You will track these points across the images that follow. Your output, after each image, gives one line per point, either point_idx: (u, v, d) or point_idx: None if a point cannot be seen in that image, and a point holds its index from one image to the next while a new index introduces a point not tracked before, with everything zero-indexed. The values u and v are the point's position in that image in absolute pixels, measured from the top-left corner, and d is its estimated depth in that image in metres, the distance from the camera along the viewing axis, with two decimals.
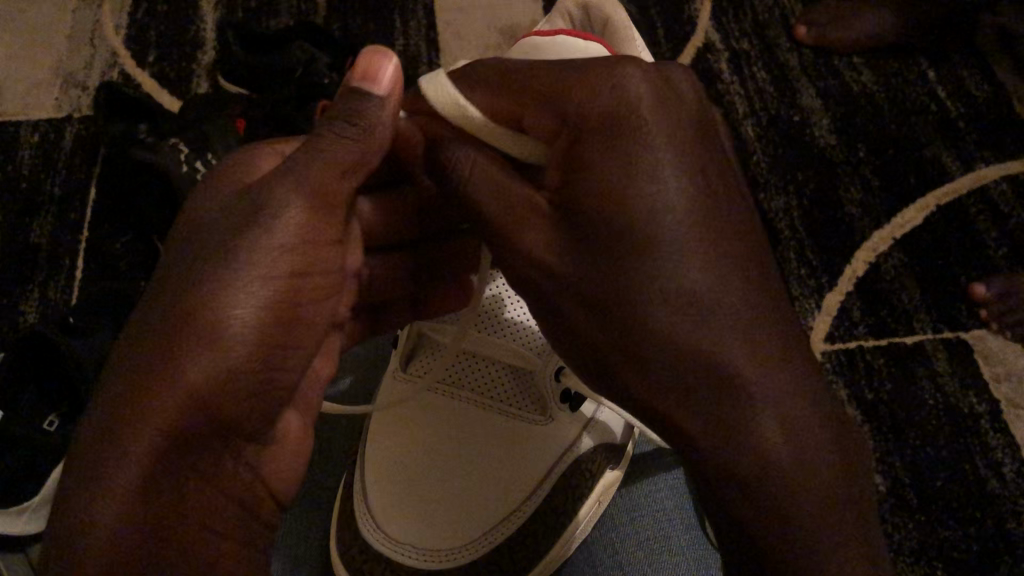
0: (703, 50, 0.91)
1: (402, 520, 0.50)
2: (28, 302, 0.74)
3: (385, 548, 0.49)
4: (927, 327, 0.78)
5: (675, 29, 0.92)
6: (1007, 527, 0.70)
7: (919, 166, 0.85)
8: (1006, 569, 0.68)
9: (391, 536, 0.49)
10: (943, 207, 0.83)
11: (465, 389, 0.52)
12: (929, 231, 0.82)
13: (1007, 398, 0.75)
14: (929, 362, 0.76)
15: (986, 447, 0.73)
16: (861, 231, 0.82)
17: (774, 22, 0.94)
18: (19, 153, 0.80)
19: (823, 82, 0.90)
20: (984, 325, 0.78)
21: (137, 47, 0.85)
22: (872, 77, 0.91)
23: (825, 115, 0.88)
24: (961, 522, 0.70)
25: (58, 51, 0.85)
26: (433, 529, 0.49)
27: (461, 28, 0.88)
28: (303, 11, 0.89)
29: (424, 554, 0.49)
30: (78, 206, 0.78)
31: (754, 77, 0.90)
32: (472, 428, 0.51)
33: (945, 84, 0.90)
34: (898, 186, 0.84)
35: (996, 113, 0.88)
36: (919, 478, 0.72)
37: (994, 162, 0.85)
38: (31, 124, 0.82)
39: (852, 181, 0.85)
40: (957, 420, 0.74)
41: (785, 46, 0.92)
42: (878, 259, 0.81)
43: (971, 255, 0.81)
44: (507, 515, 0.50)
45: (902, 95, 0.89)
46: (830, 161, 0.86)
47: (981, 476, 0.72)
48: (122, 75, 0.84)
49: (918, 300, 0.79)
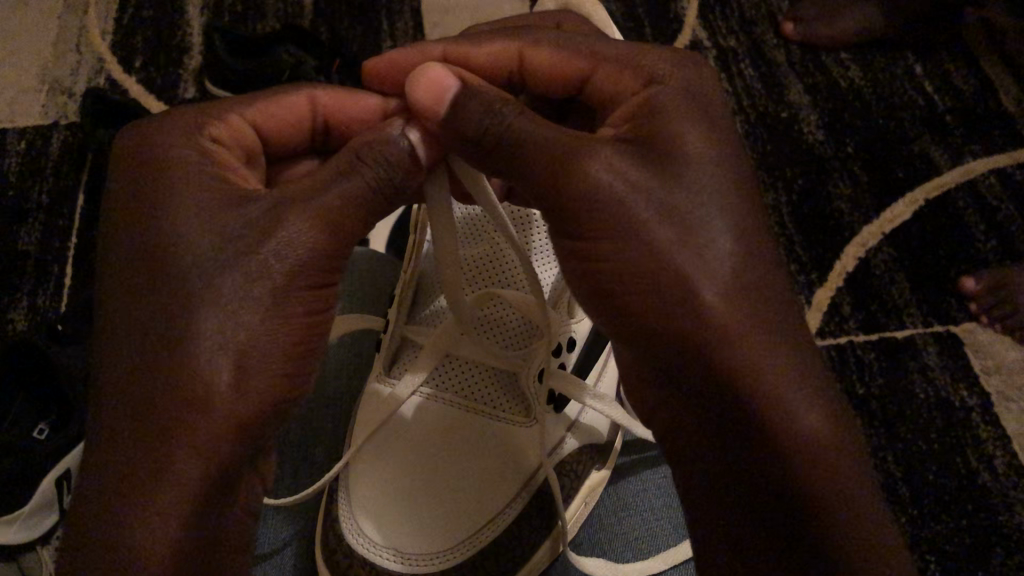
0: (690, 48, 0.91)
1: (394, 525, 0.48)
2: (17, 310, 0.74)
3: (376, 556, 0.47)
4: (918, 321, 0.78)
5: (662, 26, 0.92)
6: (1000, 521, 0.70)
7: (907, 159, 0.85)
8: (998, 562, 0.68)
9: (382, 544, 0.48)
10: (931, 201, 0.83)
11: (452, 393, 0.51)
12: (918, 225, 0.82)
13: (997, 391, 0.75)
14: (919, 356, 0.76)
15: (977, 440, 0.73)
16: (851, 226, 0.82)
17: (760, 18, 0.94)
18: (5, 160, 0.80)
19: (810, 78, 0.90)
20: (974, 318, 0.78)
21: (124, 53, 0.85)
22: (859, 73, 0.91)
23: (813, 111, 0.88)
24: (952, 515, 0.70)
25: (44, 59, 0.85)
26: (426, 534, 0.48)
27: (447, 30, 0.88)
28: (289, 14, 0.89)
29: (416, 557, 0.47)
30: (66, 214, 0.78)
31: (742, 75, 0.90)
32: (455, 432, 0.50)
33: (932, 78, 0.90)
34: (887, 180, 0.84)
35: (983, 107, 0.88)
36: (909, 471, 0.72)
37: (982, 156, 0.85)
38: (17, 132, 0.81)
39: (840, 175, 0.85)
40: (947, 412, 0.74)
41: (772, 43, 0.92)
42: (867, 254, 0.81)
43: (961, 249, 0.82)
44: (499, 512, 0.49)
45: (889, 90, 0.90)
46: (818, 157, 0.86)
47: (972, 469, 0.72)
48: (109, 81, 0.83)
49: (908, 294, 0.79)
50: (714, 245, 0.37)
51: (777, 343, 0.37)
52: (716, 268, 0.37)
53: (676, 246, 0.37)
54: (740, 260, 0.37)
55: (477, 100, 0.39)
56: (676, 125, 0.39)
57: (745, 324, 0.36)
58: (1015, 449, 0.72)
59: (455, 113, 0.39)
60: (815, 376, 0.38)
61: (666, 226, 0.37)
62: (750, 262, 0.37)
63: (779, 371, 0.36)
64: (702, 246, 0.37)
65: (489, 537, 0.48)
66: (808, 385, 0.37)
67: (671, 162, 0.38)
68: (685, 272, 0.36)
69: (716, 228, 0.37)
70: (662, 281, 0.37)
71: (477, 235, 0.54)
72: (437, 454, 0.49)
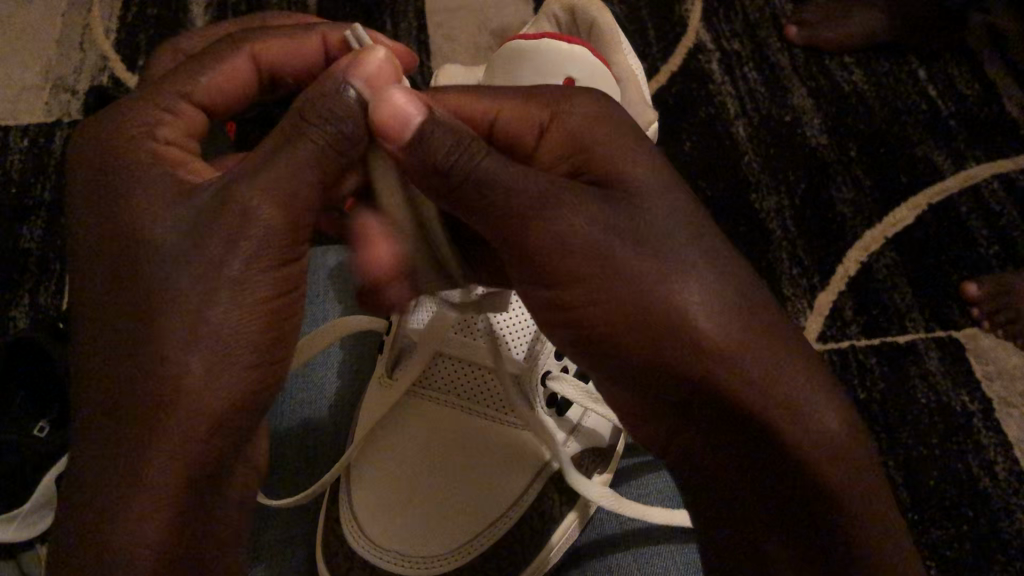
0: (694, 50, 0.91)
1: (395, 529, 0.48)
2: (19, 308, 0.74)
3: (377, 558, 0.48)
4: (919, 326, 0.78)
5: (666, 28, 0.92)
6: (1000, 527, 0.70)
7: (910, 164, 0.85)
8: (999, 569, 0.68)
9: (383, 547, 0.48)
10: (934, 206, 0.83)
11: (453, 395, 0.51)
12: (921, 230, 0.82)
13: (1000, 397, 0.75)
14: (921, 362, 0.76)
15: (979, 446, 0.73)
16: (853, 230, 0.82)
17: (764, 21, 0.94)
18: (8, 158, 0.80)
19: (814, 82, 0.90)
20: (976, 324, 0.78)
21: (127, 51, 0.85)
22: (862, 77, 0.91)
23: (816, 115, 0.88)
24: (953, 521, 0.70)
25: (47, 56, 0.85)
26: (426, 538, 0.48)
27: (451, 31, 0.88)
28: (292, 14, 0.89)
29: (417, 559, 0.47)
30: (68, 212, 0.78)
31: (745, 77, 0.89)
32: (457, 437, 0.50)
33: (936, 82, 0.90)
34: (890, 184, 0.84)
35: (987, 112, 0.88)
36: (910, 476, 0.72)
37: (985, 161, 0.85)
38: (20, 129, 0.81)
39: (843, 180, 0.85)
40: (949, 418, 0.74)
41: (776, 46, 0.92)
42: (870, 258, 0.81)
43: (964, 253, 0.81)
44: (500, 515, 0.48)
45: (893, 94, 0.89)
46: (821, 161, 0.86)
47: (973, 475, 0.72)
48: (112, 79, 0.83)
49: (910, 299, 0.79)
50: (680, 285, 0.35)
51: (773, 371, 0.36)
52: (692, 309, 0.35)
53: (640, 282, 0.35)
54: (706, 291, 0.35)
55: (435, 128, 0.36)
56: (616, 153, 0.37)
57: (733, 351, 0.35)
58: (1016, 455, 0.72)
59: (419, 147, 0.36)
60: (810, 394, 0.36)
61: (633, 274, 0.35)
62: (709, 284, 0.36)
63: (771, 400, 0.36)
64: (669, 278, 0.35)
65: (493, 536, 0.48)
66: (809, 407, 0.36)
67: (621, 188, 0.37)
68: (661, 312, 0.35)
69: (686, 265, 0.35)
70: (634, 326, 0.35)
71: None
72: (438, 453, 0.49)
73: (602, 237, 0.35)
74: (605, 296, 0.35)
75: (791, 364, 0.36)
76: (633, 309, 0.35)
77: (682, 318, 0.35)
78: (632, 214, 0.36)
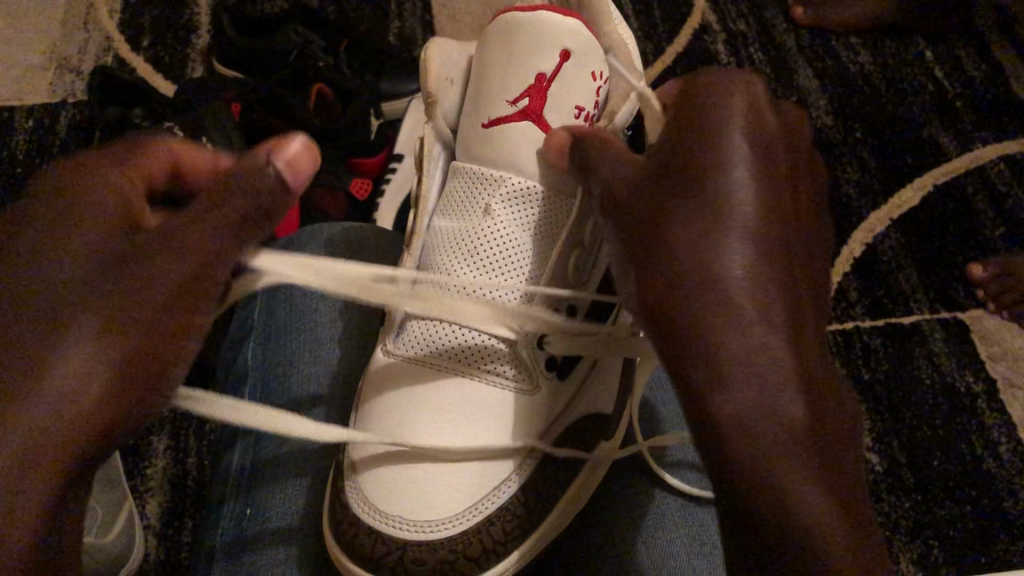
0: (699, 31, 0.90)
1: (395, 492, 0.45)
2: None
3: (379, 523, 0.45)
4: (924, 306, 0.78)
5: (672, 8, 0.92)
6: (1004, 506, 0.69)
7: (916, 146, 0.85)
8: (1004, 547, 0.68)
9: (386, 510, 0.45)
10: (939, 187, 0.83)
11: (436, 355, 0.48)
12: (925, 212, 0.82)
13: (1003, 378, 0.74)
14: (926, 342, 0.76)
15: (981, 426, 0.73)
16: (858, 212, 0.82)
17: (769, 4, 0.94)
18: (13, 138, 0.80)
19: (819, 63, 0.90)
20: (981, 305, 0.78)
21: (132, 33, 0.85)
22: (869, 57, 0.90)
23: (822, 96, 0.88)
24: (958, 501, 0.70)
25: (52, 36, 0.85)
26: (425, 500, 0.45)
27: (455, 12, 0.88)
28: None
29: (418, 524, 0.44)
30: None
31: (750, 59, 0.89)
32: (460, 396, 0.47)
33: (942, 64, 0.90)
34: (896, 166, 0.84)
35: (994, 93, 0.88)
36: (914, 456, 0.71)
37: (991, 142, 0.85)
38: (25, 110, 0.81)
39: (848, 161, 0.84)
40: (952, 398, 0.74)
41: (782, 28, 0.92)
42: (875, 239, 0.80)
43: (969, 236, 0.81)
44: (504, 480, 0.47)
45: (898, 74, 0.89)
46: (827, 141, 0.85)
47: (977, 456, 0.71)
48: (116, 60, 0.83)
49: (915, 279, 0.79)
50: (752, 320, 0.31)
51: (772, 431, 0.30)
52: (772, 316, 0.31)
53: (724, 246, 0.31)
54: (774, 328, 0.31)
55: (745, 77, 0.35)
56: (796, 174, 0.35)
57: (768, 389, 0.30)
58: (1019, 434, 0.72)
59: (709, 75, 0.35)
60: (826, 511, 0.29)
61: (741, 228, 0.32)
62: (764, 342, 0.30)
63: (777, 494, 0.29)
64: (748, 281, 0.31)
65: (496, 492, 0.46)
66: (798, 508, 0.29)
67: (781, 208, 0.33)
68: (728, 299, 0.31)
69: (766, 292, 0.31)
70: (692, 285, 0.31)
71: (472, 195, 0.50)
72: (424, 405, 0.47)
73: (749, 189, 0.32)
74: (696, 246, 0.32)
75: (828, 484, 0.30)
76: (697, 258, 0.32)
77: (738, 326, 0.30)
78: (784, 218, 0.33)
